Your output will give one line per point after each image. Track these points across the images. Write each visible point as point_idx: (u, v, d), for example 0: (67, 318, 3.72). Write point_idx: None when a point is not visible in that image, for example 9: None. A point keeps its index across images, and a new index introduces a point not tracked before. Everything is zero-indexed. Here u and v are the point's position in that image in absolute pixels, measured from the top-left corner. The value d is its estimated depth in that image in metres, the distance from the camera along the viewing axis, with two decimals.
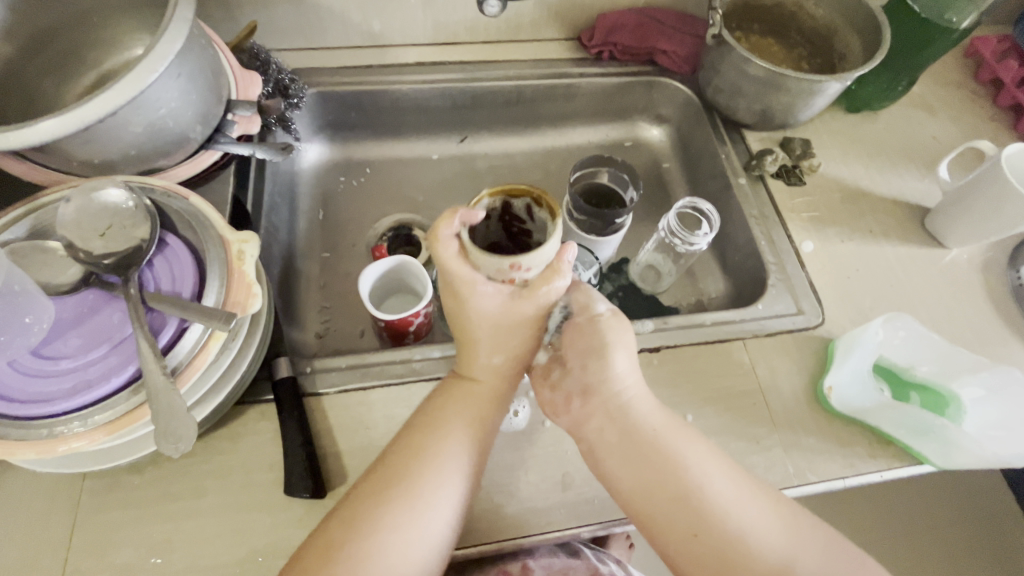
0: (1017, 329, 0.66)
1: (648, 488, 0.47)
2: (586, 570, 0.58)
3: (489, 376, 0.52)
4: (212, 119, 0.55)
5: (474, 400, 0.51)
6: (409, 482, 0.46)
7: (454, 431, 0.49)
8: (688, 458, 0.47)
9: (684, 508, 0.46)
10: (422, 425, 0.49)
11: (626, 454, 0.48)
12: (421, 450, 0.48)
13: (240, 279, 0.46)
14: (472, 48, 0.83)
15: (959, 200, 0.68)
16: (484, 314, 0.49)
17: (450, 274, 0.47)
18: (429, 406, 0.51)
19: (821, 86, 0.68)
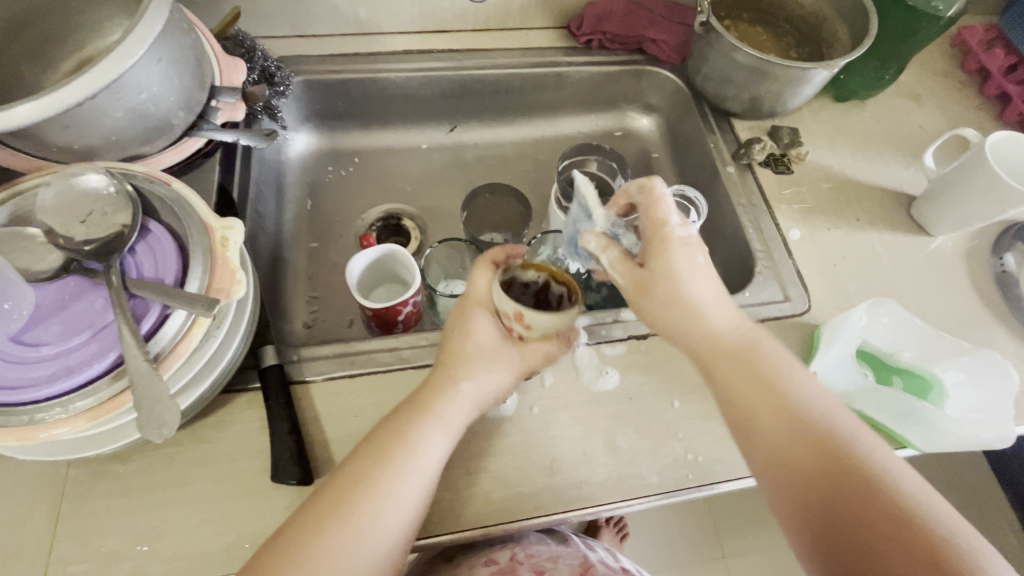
0: (999, 315, 0.67)
1: (746, 402, 0.44)
2: (574, 555, 0.59)
3: (453, 405, 0.48)
4: (195, 105, 0.55)
5: (424, 426, 0.47)
6: (349, 511, 0.42)
7: (397, 465, 0.44)
8: (794, 374, 0.45)
9: (787, 421, 0.42)
10: (370, 451, 0.45)
11: (731, 365, 0.45)
12: (361, 484, 0.43)
13: (225, 265, 0.46)
14: (460, 36, 0.83)
15: (943, 187, 0.69)
16: (477, 345, 0.49)
17: (472, 291, 0.51)
18: (380, 431, 0.47)
19: (809, 74, 0.68)
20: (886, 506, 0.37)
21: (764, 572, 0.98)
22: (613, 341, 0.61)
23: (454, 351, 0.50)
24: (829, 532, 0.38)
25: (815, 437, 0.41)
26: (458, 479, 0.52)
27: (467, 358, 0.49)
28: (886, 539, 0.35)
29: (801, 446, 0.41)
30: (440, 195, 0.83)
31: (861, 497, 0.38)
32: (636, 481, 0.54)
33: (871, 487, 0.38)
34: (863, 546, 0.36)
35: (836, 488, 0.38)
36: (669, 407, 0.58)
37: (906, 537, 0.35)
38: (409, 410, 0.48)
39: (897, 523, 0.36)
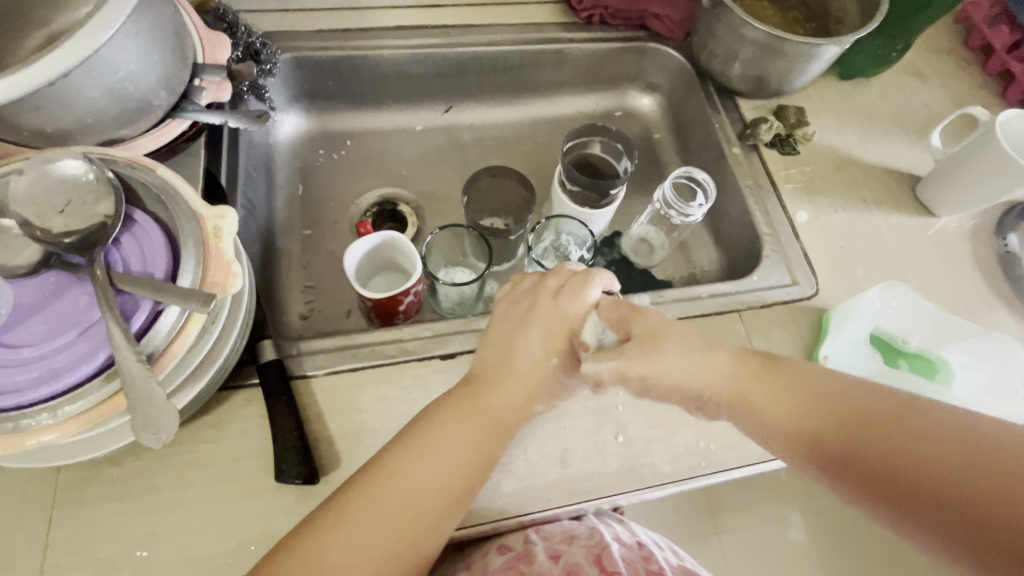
0: (1003, 295, 0.67)
1: (780, 408, 0.43)
2: (586, 532, 0.56)
3: (511, 405, 0.49)
4: (177, 85, 0.51)
5: (469, 421, 0.47)
6: (402, 500, 0.43)
7: (448, 451, 0.46)
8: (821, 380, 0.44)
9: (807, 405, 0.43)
10: (428, 443, 0.46)
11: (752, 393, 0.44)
12: (422, 478, 0.44)
13: (219, 257, 0.43)
14: (455, 11, 0.79)
15: (951, 167, 0.68)
16: (538, 360, 0.50)
17: (545, 314, 0.51)
18: (433, 421, 0.47)
19: (819, 50, 0.67)
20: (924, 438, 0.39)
21: (759, 549, 0.99)
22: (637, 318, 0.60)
23: (521, 362, 0.50)
24: (880, 489, 0.39)
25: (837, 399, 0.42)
26: None
27: (526, 375, 0.50)
28: (931, 472, 0.38)
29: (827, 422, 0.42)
30: (437, 179, 0.81)
31: (934, 457, 0.38)
32: (649, 470, 0.53)
33: (935, 445, 0.38)
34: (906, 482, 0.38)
35: (880, 446, 0.39)
36: None
37: (955, 463, 0.37)
38: (455, 404, 0.48)
39: (934, 458, 0.38)
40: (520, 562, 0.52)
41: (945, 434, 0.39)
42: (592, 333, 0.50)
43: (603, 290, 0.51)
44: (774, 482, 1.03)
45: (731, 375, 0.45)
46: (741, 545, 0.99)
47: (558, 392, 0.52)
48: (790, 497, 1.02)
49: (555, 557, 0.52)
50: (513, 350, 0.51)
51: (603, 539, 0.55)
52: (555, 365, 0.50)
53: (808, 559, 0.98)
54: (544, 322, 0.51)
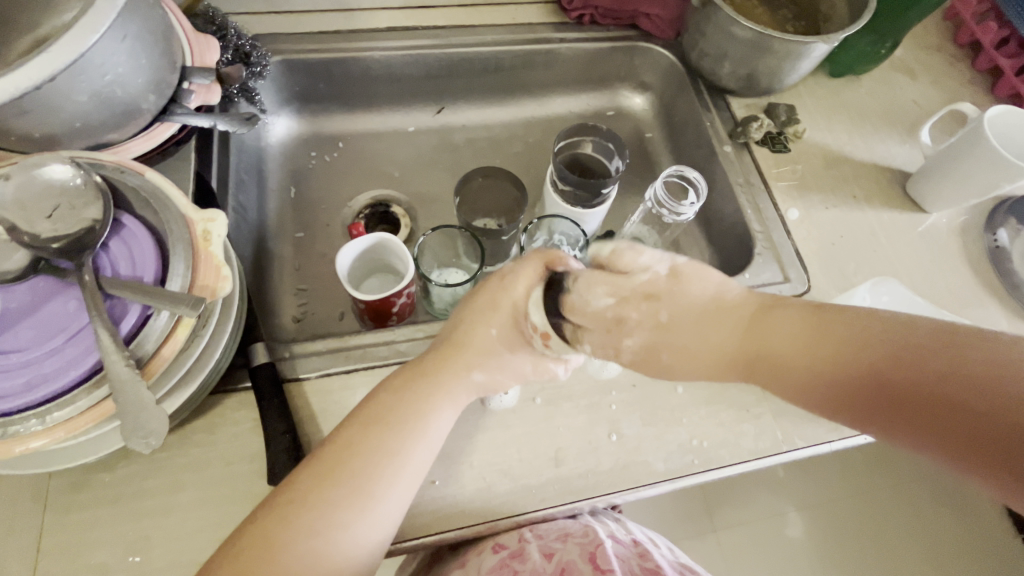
0: (993, 290, 0.68)
1: (781, 351, 0.39)
2: (580, 530, 0.56)
3: (458, 380, 0.48)
4: (165, 88, 0.51)
5: (433, 401, 0.47)
6: (351, 475, 0.43)
7: (411, 429, 0.46)
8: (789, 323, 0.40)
9: (788, 352, 0.39)
10: (377, 416, 0.46)
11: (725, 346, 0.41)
12: (371, 452, 0.44)
13: (208, 260, 0.43)
14: (446, 12, 0.79)
15: (941, 164, 0.68)
16: (486, 337, 0.49)
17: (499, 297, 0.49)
18: (378, 397, 0.47)
19: (809, 47, 0.67)
20: (932, 359, 0.34)
21: (756, 545, 0.99)
22: None
23: (468, 337, 0.49)
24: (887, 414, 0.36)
25: (840, 332, 0.38)
26: (463, 472, 0.52)
27: (475, 350, 0.49)
28: (943, 389, 0.33)
29: (832, 361, 0.37)
30: (430, 181, 0.81)
31: (921, 377, 0.34)
32: (642, 468, 0.53)
33: (918, 364, 0.35)
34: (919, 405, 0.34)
35: (886, 368, 0.35)
36: (674, 394, 0.57)
37: (942, 378, 0.34)
38: (412, 377, 0.48)
39: (923, 378, 0.34)
40: (514, 560, 0.52)
41: (928, 346, 0.35)
42: (542, 317, 0.44)
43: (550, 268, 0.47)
44: (770, 477, 1.03)
45: (699, 333, 0.42)
46: (737, 541, 1.00)
47: (507, 373, 0.50)
48: (787, 493, 1.02)
49: (549, 555, 0.53)
50: (465, 326, 0.50)
51: (598, 537, 0.55)
52: (501, 343, 0.49)
53: (805, 555, 0.98)
54: (490, 303, 0.49)
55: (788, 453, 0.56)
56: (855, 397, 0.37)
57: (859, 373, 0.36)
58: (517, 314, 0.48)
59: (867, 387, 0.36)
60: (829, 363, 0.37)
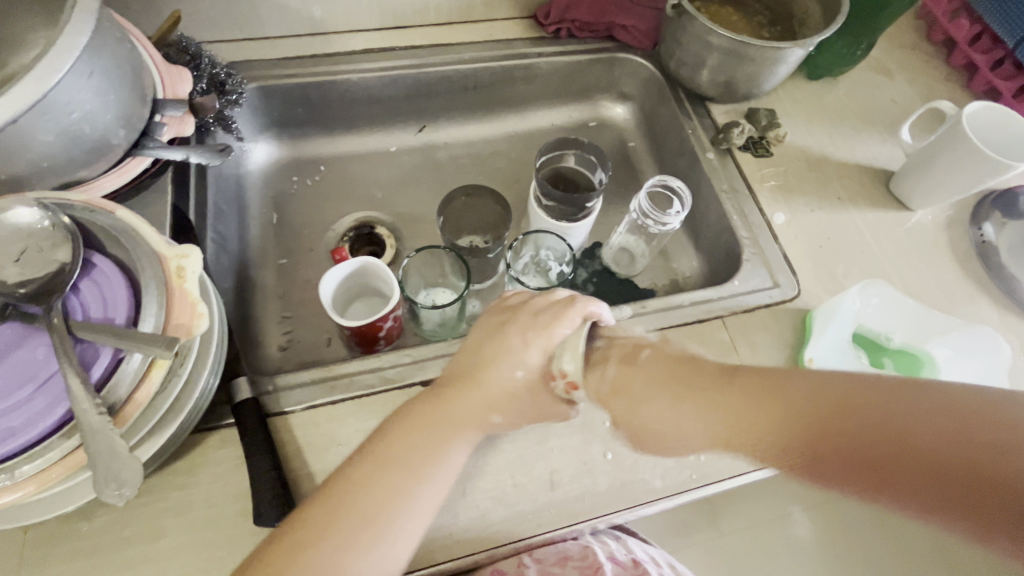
0: (982, 286, 0.68)
1: (749, 427, 0.38)
2: (579, 552, 0.55)
3: (473, 415, 0.47)
4: (137, 121, 0.50)
5: (443, 435, 0.46)
6: (362, 514, 0.41)
7: (422, 465, 0.44)
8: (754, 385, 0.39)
9: (754, 411, 0.38)
10: (385, 451, 0.45)
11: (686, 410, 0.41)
12: (378, 492, 0.43)
13: (183, 297, 0.42)
14: (423, 31, 0.78)
15: (923, 160, 0.68)
16: (505, 374, 0.48)
17: (527, 336, 0.48)
18: (388, 433, 0.46)
19: (784, 53, 0.67)
20: (903, 415, 0.32)
21: None
22: None
23: (489, 374, 0.48)
24: (862, 477, 0.33)
25: (796, 391, 0.37)
26: (455, 501, 0.50)
27: (491, 388, 0.48)
28: (899, 439, 0.31)
29: (791, 421, 0.36)
30: (414, 200, 0.80)
31: (881, 430, 0.32)
32: (639, 487, 0.52)
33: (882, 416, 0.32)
34: (896, 459, 0.31)
35: (842, 423, 0.33)
36: None
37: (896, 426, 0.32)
38: (423, 410, 0.47)
39: (884, 427, 0.32)
40: None
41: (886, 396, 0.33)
42: (575, 364, 0.46)
43: (589, 318, 0.49)
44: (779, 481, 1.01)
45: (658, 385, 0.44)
46: None
47: (523, 411, 0.49)
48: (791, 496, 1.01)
49: None
50: (485, 362, 0.49)
51: (597, 560, 0.54)
52: (522, 384, 0.48)
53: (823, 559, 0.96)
54: (520, 342, 0.49)
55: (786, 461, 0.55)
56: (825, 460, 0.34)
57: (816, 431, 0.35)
58: (547, 353, 0.48)
59: (835, 450, 0.34)
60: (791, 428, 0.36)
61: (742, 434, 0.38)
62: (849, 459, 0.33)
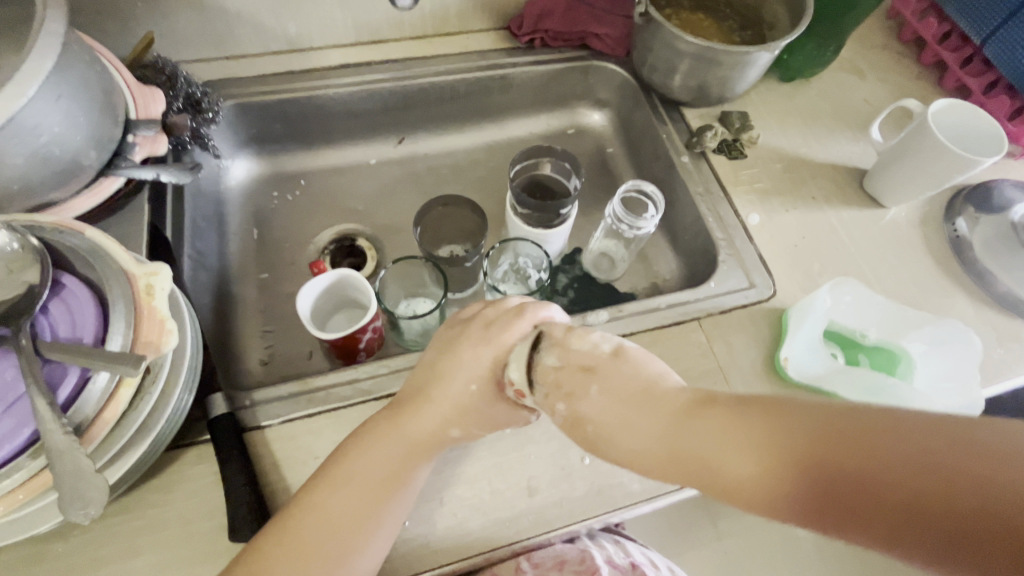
0: (957, 280, 0.68)
1: (726, 465, 0.33)
2: (577, 555, 0.55)
3: (429, 432, 0.47)
4: (108, 142, 0.51)
5: (399, 453, 0.46)
6: (318, 538, 0.42)
7: (379, 484, 0.45)
8: (727, 406, 0.36)
9: (719, 435, 0.34)
10: (341, 473, 0.45)
11: (642, 429, 0.37)
12: (338, 513, 0.43)
13: (152, 315, 0.42)
14: (398, 45, 0.79)
15: (893, 158, 0.69)
16: (460, 389, 0.47)
17: (480, 346, 0.48)
18: (343, 454, 0.47)
19: (752, 57, 0.68)
20: (887, 440, 0.28)
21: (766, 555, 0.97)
22: None
23: (442, 389, 0.48)
24: (844, 514, 0.29)
25: (777, 420, 0.33)
26: (433, 510, 0.50)
27: (448, 401, 0.47)
28: (882, 469, 0.28)
29: (762, 447, 0.32)
30: (394, 211, 0.81)
31: (863, 456, 0.28)
32: (618, 491, 0.52)
33: (866, 440, 0.29)
34: (884, 505, 0.27)
35: (819, 449, 0.30)
36: None
37: (880, 455, 0.28)
38: (378, 428, 0.48)
39: (866, 455, 0.28)
40: None
41: (868, 420, 0.30)
42: (520, 373, 0.44)
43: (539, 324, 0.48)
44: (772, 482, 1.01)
45: (610, 405, 0.39)
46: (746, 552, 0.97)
47: (483, 424, 0.48)
48: None
49: None
50: (439, 377, 0.48)
51: (594, 564, 0.54)
52: (476, 398, 0.47)
53: (817, 558, 0.96)
54: (472, 355, 0.48)
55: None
56: (800, 490, 0.31)
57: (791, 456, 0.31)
58: (497, 364, 0.47)
59: (817, 480, 0.30)
60: (767, 452, 0.32)
61: (704, 462, 0.34)
62: (837, 503, 0.29)
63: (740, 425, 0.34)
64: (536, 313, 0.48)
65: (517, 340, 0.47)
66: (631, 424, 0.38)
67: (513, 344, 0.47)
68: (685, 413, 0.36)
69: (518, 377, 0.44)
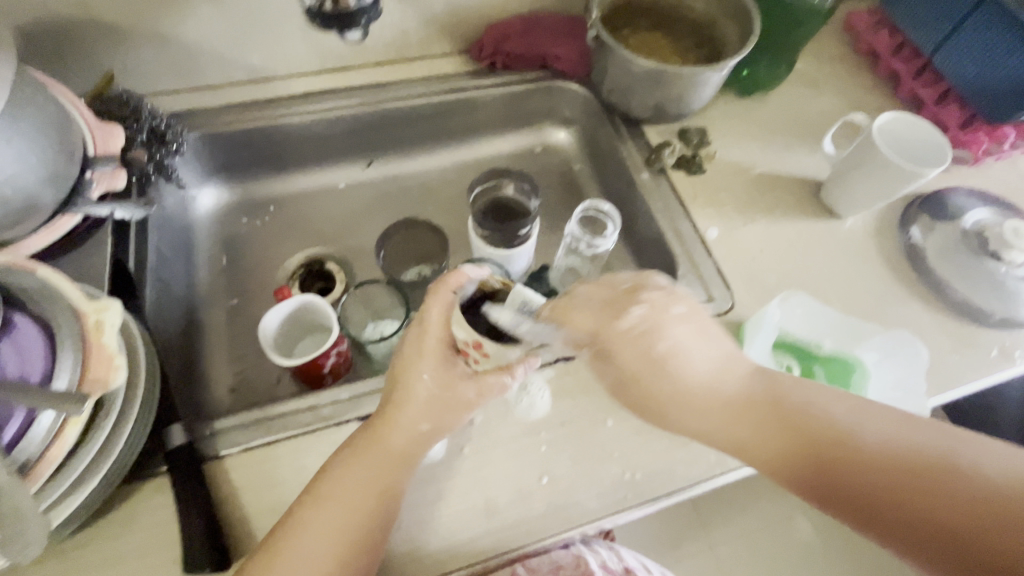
0: (912, 288, 0.70)
1: (781, 446, 0.46)
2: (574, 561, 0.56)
3: (402, 435, 0.49)
4: (65, 180, 0.52)
5: (378, 470, 0.48)
6: (297, 561, 0.44)
7: (358, 503, 0.47)
8: (802, 404, 0.46)
9: (787, 429, 0.46)
10: (327, 492, 0.47)
11: (720, 407, 0.47)
12: (318, 531, 0.46)
13: (100, 352, 0.43)
14: (363, 72, 0.81)
15: (846, 170, 0.70)
16: (425, 375, 0.50)
17: (425, 328, 0.50)
18: (329, 472, 0.48)
19: (702, 76, 0.70)
20: (924, 482, 0.41)
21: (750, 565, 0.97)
22: (542, 366, 0.60)
23: (407, 384, 0.50)
24: (865, 511, 0.43)
25: (846, 438, 0.44)
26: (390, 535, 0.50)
27: (417, 402, 0.50)
28: (912, 497, 0.41)
29: (827, 451, 0.44)
30: (363, 234, 0.82)
31: (904, 486, 0.41)
32: (575, 510, 0.53)
33: (908, 474, 0.42)
34: (907, 518, 0.41)
35: (870, 472, 0.43)
36: (603, 427, 0.57)
37: (918, 489, 0.41)
38: (359, 444, 0.49)
39: (906, 485, 0.41)
40: None
41: (915, 462, 0.42)
42: (464, 331, 0.46)
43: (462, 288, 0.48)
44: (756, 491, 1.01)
45: (683, 389, 0.48)
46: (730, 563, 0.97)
47: (463, 399, 0.50)
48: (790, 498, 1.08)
49: None
50: (402, 372, 0.51)
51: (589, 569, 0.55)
52: (441, 379, 0.50)
53: None
54: (421, 344, 0.50)
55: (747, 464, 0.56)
56: (845, 488, 0.43)
57: (848, 461, 0.43)
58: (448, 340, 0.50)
59: (858, 487, 0.43)
60: (826, 453, 0.44)
61: (770, 445, 0.46)
62: (869, 510, 0.42)
63: (806, 422, 0.46)
64: (454, 278, 0.49)
65: (449, 311, 0.49)
66: (691, 401, 0.48)
67: (449, 316, 0.49)
68: (764, 400, 0.47)
69: (463, 333, 0.47)
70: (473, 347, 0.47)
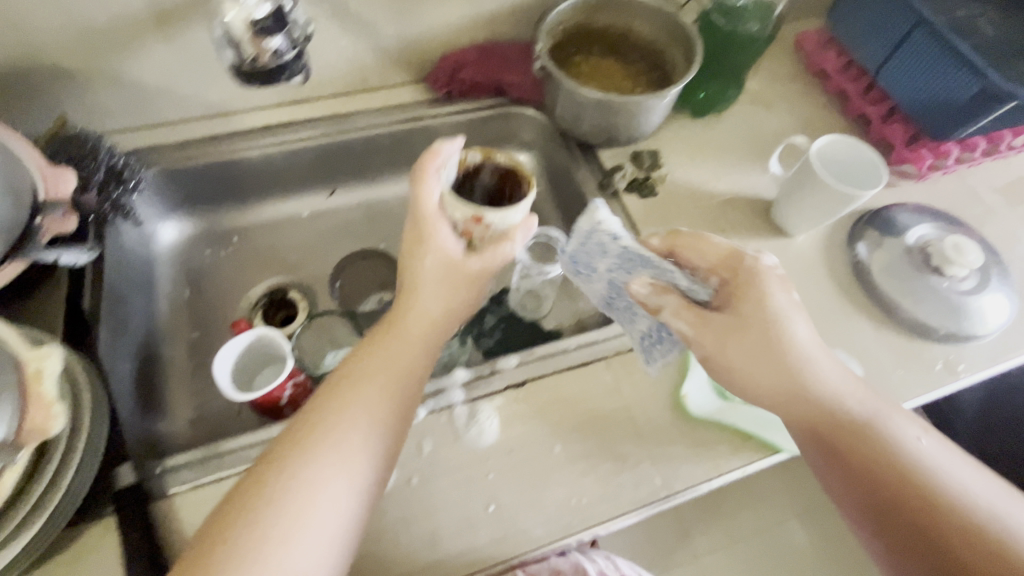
0: (858, 304, 0.71)
1: (830, 427, 0.50)
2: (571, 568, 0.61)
3: (410, 322, 0.53)
4: (12, 227, 0.53)
5: (388, 364, 0.51)
6: (312, 460, 0.45)
7: (369, 394, 0.49)
8: (857, 402, 0.51)
9: (833, 420, 0.51)
10: (347, 386, 0.49)
11: (782, 385, 0.51)
12: (336, 428, 0.47)
13: (39, 400, 0.44)
14: (322, 103, 0.83)
15: (792, 190, 0.72)
16: (430, 257, 0.55)
17: (417, 209, 0.55)
18: (348, 370, 0.50)
19: (647, 104, 0.72)
20: (945, 506, 0.46)
21: None
22: (490, 394, 0.61)
23: (413, 272, 0.55)
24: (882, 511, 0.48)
25: (887, 447, 0.49)
26: None
27: (427, 284, 0.55)
28: (929, 512, 0.46)
29: (862, 444, 0.49)
30: (325, 262, 0.83)
31: (927, 502, 0.47)
32: (520, 537, 0.54)
33: (932, 494, 0.47)
34: (923, 531, 0.46)
35: (898, 479, 0.48)
36: (550, 453, 0.59)
37: (945, 512, 0.46)
38: (375, 337, 0.53)
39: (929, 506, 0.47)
40: None
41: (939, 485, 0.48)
42: (462, 211, 0.54)
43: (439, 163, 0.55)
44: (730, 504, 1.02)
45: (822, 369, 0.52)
46: None
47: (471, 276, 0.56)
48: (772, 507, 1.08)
49: None
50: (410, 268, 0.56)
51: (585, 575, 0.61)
52: (445, 262, 0.55)
53: None
54: (417, 235, 0.55)
55: (717, 479, 0.59)
56: (875, 485, 0.48)
57: (883, 462, 0.49)
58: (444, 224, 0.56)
59: (892, 489, 0.48)
60: (861, 443, 0.50)
61: (813, 426, 0.51)
62: (892, 512, 0.47)
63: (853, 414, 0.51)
64: (429, 158, 0.55)
65: (437, 194, 0.55)
66: (756, 370, 0.52)
67: (438, 198, 0.55)
68: (828, 389, 0.51)
69: (462, 210, 0.54)
70: (471, 217, 0.54)
